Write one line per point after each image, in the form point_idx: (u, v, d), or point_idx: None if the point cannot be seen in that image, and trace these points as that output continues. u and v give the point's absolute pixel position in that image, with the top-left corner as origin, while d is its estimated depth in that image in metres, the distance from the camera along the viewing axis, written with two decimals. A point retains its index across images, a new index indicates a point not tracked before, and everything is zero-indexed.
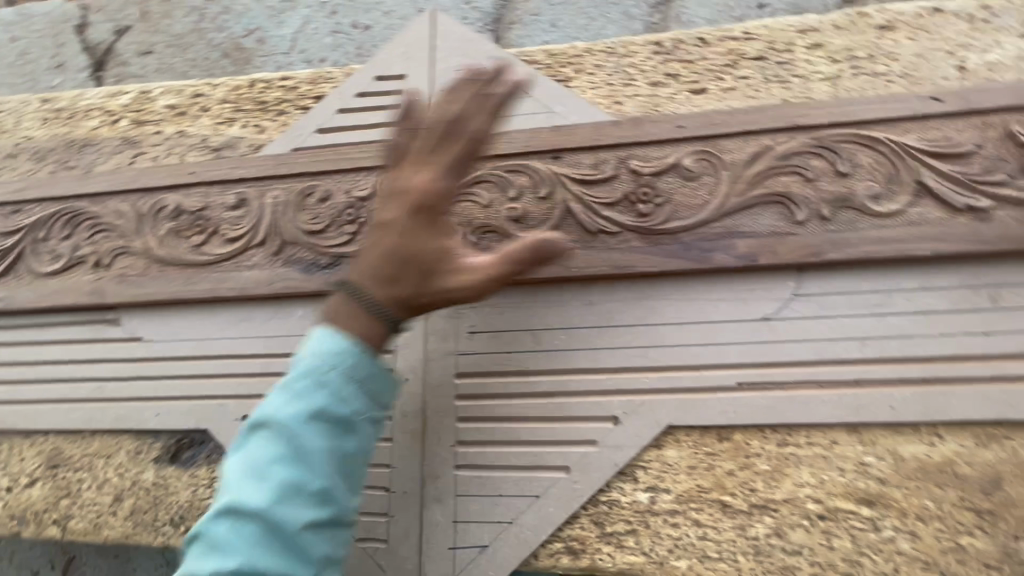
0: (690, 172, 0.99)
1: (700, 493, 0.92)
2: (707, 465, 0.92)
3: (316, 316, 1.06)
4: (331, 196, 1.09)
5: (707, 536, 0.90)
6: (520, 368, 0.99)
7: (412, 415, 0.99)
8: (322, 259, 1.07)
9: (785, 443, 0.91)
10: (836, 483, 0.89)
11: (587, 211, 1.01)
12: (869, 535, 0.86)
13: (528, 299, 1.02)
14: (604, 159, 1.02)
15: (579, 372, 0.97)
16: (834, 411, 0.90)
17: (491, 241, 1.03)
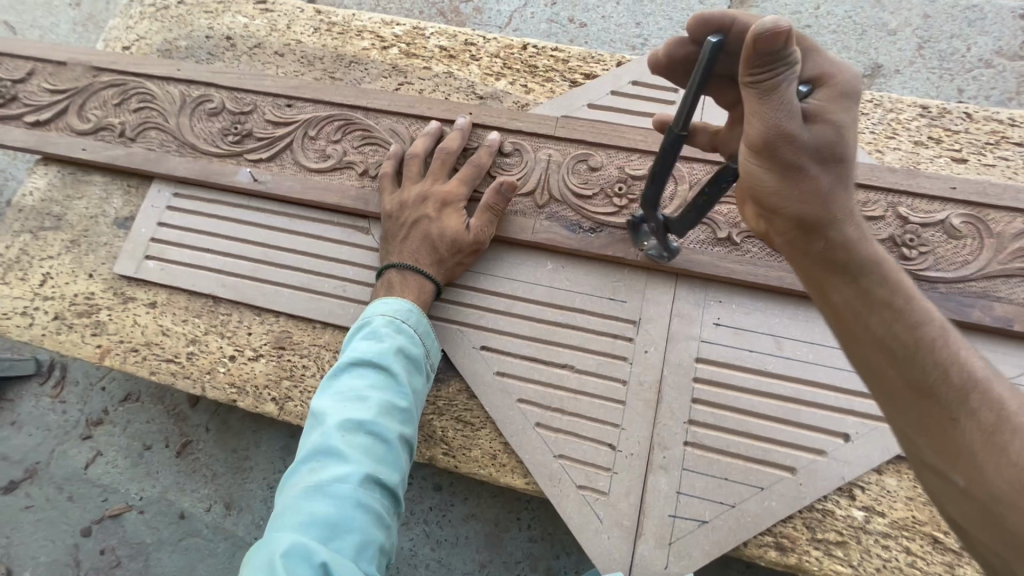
0: (956, 231, 1.06)
1: (915, 525, 0.97)
2: (925, 500, 0.98)
3: (567, 272, 1.13)
4: (604, 167, 1.16)
5: (915, 565, 0.96)
6: (760, 367, 1.04)
7: (648, 385, 1.05)
8: (585, 223, 1.14)
9: None
10: None
11: None
12: None
13: (776, 306, 1.07)
14: (874, 200, 1.10)
15: (818, 385, 1.02)
16: None
17: (753, 245, 1.09)
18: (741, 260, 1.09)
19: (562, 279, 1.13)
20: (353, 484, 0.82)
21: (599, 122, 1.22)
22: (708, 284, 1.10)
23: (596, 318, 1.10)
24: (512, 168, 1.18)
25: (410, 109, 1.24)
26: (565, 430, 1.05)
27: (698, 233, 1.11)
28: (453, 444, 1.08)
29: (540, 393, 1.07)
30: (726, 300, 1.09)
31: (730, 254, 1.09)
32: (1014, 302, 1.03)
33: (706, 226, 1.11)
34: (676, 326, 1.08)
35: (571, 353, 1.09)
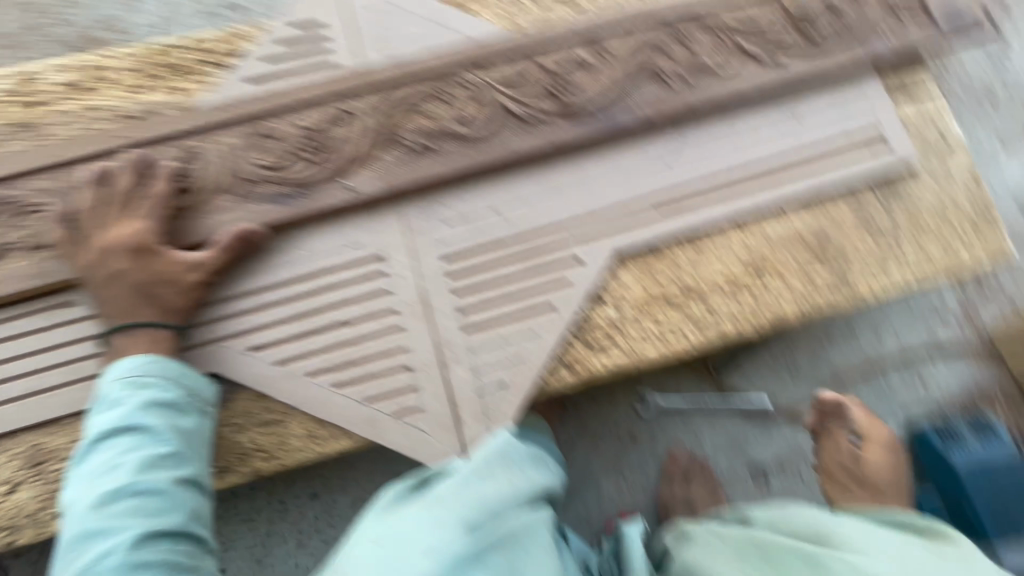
0: (589, 64, 1.25)
1: (652, 298, 1.21)
2: (652, 277, 1.21)
3: (297, 244, 1.15)
4: (283, 132, 1.17)
5: (663, 326, 1.20)
6: (494, 242, 1.18)
7: (414, 301, 1.14)
8: (290, 189, 1.15)
9: (698, 247, 1.23)
10: (735, 265, 1.23)
11: (521, 108, 1.22)
12: (762, 292, 1.23)
13: (485, 186, 1.20)
14: (523, 66, 1.24)
15: (542, 232, 1.19)
16: (725, 215, 1.23)
17: (446, 143, 1.20)
18: (441, 161, 1.19)
19: (297, 252, 1.14)
20: (124, 549, 0.81)
21: (262, 91, 1.20)
22: (425, 195, 1.19)
23: (344, 271, 1.15)
24: (192, 172, 1.14)
25: (51, 160, 1.12)
26: (363, 378, 1.10)
27: (396, 154, 1.19)
28: (270, 447, 1.08)
29: (326, 359, 1.11)
30: (445, 201, 1.19)
31: (430, 160, 1.19)
32: (647, 101, 1.25)
33: (401, 145, 1.19)
34: (415, 242, 1.17)
35: (337, 312, 1.13)
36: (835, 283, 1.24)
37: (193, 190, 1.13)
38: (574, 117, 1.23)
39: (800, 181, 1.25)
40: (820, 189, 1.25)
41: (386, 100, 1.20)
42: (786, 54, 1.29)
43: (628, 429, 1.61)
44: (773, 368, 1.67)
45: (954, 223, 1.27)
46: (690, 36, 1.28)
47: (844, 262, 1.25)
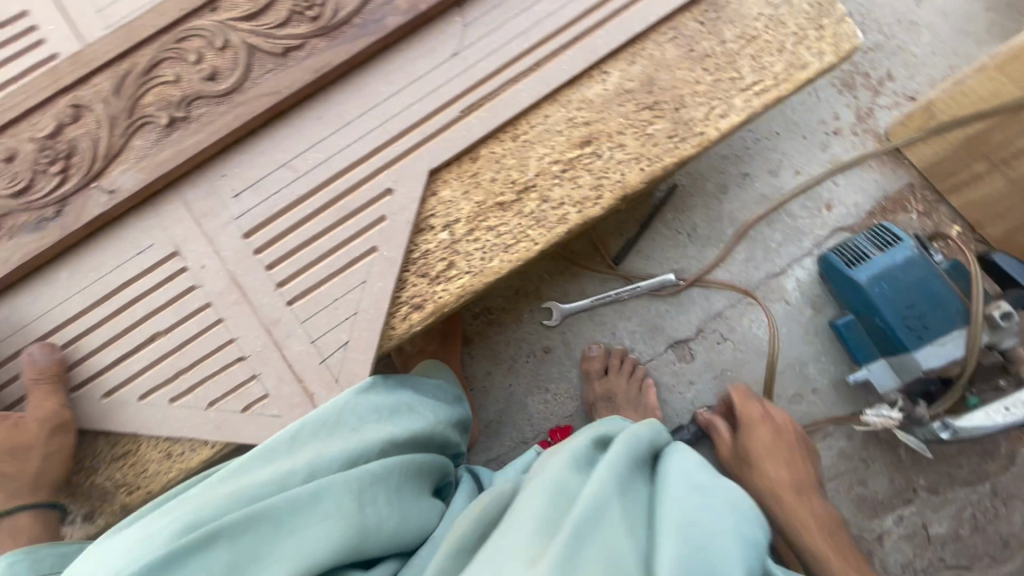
0: None
1: (482, 207, 1.10)
2: (476, 183, 1.11)
3: (80, 267, 1.04)
4: (18, 151, 1.03)
5: (502, 232, 1.09)
6: (290, 202, 1.06)
7: (226, 289, 1.05)
8: (46, 211, 1.03)
9: (516, 136, 1.12)
10: (562, 142, 1.12)
11: (267, 39, 1.07)
12: (598, 163, 1.11)
13: (263, 142, 1.08)
14: None
15: (339, 173, 1.07)
16: (533, 92, 1.10)
17: (200, 107, 1.06)
18: (202, 129, 1.05)
19: (85, 274, 1.04)
20: None
21: None
22: (202, 172, 1.07)
23: (140, 279, 1.04)
24: None
25: None
26: (197, 384, 1.04)
27: (152, 136, 1.05)
28: (131, 478, 1.04)
29: (153, 376, 1.04)
30: (225, 173, 1.07)
31: (189, 132, 1.05)
32: None
33: (155, 123, 1.05)
34: (206, 226, 1.05)
35: (148, 325, 1.04)
36: (675, 127, 1.11)
37: None
38: (336, 34, 1.07)
39: (604, 29, 1.11)
40: (629, 31, 1.11)
41: (120, 79, 1.05)
42: None
43: (539, 342, 1.58)
44: (669, 235, 1.61)
45: (789, 24, 1.13)
46: None
47: (677, 103, 1.12)
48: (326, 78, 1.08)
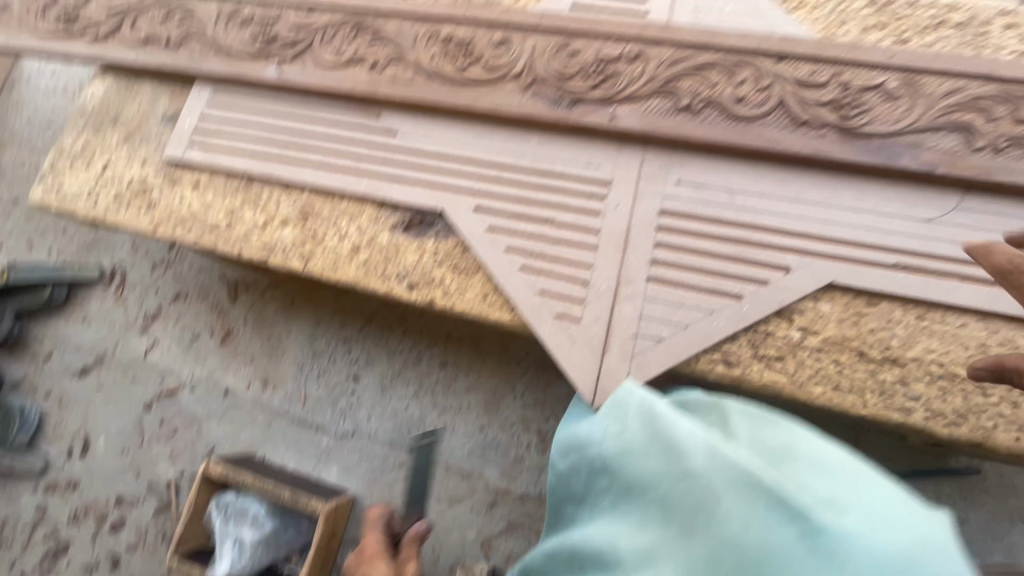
0: (632, 56, 1.29)
1: (707, 219, 1.20)
2: (702, 201, 1.21)
3: (327, 233, 1.32)
4: (308, 147, 1.36)
5: (724, 244, 1.18)
6: (543, 169, 1.27)
7: (470, 266, 1.25)
8: (315, 187, 1.34)
9: (744, 163, 1.22)
10: (812, 171, 1.19)
11: (560, 88, 1.29)
12: (864, 196, 1.16)
13: (521, 150, 1.29)
14: (565, 57, 1.32)
15: (583, 183, 1.26)
16: (775, 130, 1.21)
17: (482, 127, 1.32)
18: (489, 101, 1.31)
19: (333, 237, 1.31)
20: None
21: (277, 115, 1.40)
22: (479, 132, 1.32)
23: (427, 207, 1.29)
24: (215, 191, 1.38)
25: (107, 204, 1.41)
26: (470, 294, 1.23)
27: (455, 98, 1.32)
28: None
29: (433, 278, 1.26)
30: (496, 135, 1.31)
31: (478, 101, 1.31)
32: (673, 62, 1.28)
33: (459, 89, 1.32)
34: (459, 213, 1.27)
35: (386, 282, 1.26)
36: (995, 170, 1.12)
37: (220, 202, 1.37)
38: (594, 44, 1.31)
39: (897, 87, 1.19)
40: (949, 89, 1.17)
41: (433, 60, 1.35)
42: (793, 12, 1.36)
43: None
44: None
45: None
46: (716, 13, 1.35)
47: (1002, 149, 1.13)
48: (581, 75, 1.30)
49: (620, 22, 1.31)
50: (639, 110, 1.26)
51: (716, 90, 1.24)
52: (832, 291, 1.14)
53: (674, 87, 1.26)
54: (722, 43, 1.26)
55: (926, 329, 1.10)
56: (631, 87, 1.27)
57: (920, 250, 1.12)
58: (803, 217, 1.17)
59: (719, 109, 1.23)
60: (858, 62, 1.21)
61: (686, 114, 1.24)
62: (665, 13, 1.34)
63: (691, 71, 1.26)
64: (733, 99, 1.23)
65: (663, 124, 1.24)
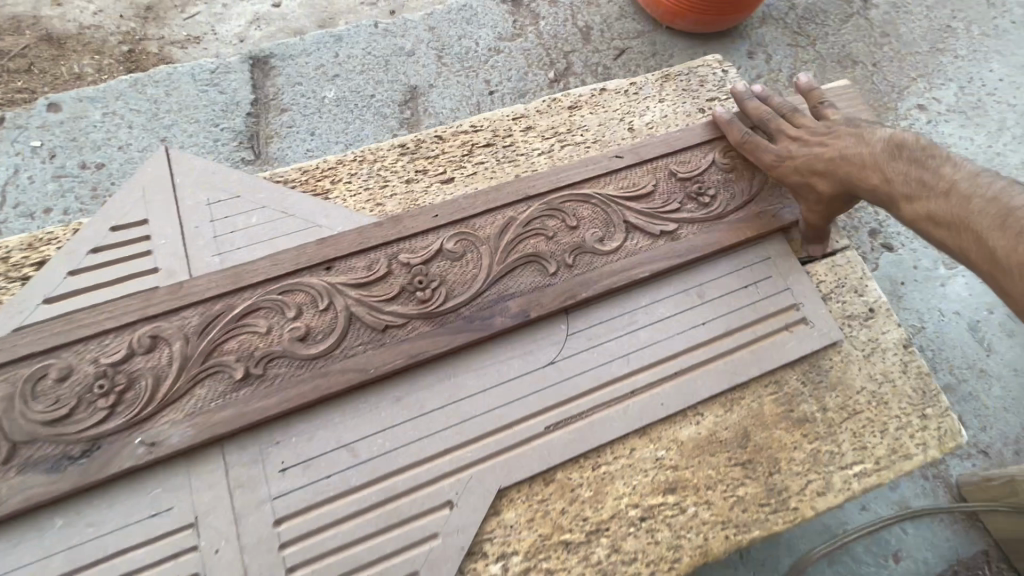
0: (144, 346, 0.96)
1: (336, 500, 0.93)
2: (322, 480, 0.94)
3: None
4: None
5: (370, 518, 0.93)
6: (89, 561, 0.87)
7: None
8: None
9: (348, 405, 0.99)
10: (421, 376, 1.02)
11: (63, 437, 0.91)
12: (482, 374, 1.03)
13: (44, 554, 0.87)
14: (53, 391, 0.93)
15: (156, 547, 0.89)
16: (360, 353, 1.00)
17: None
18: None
19: None
20: None
21: None
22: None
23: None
24: None
25: None
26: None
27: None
28: None
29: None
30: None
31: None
32: (204, 328, 0.99)
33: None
34: None
35: None
36: (575, 287, 1.09)
37: None
38: (85, 352, 0.95)
39: (455, 246, 1.09)
40: (500, 226, 1.12)
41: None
42: (334, 191, 1.19)
43: None
44: None
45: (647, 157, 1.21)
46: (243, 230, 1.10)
47: (569, 263, 1.11)
48: (84, 404, 0.93)
49: (108, 309, 0.97)
50: (186, 412, 0.94)
51: (270, 338, 1.00)
52: (506, 493, 0.98)
53: (217, 360, 0.97)
54: (251, 279, 1.02)
55: (606, 477, 1.01)
56: (161, 388, 0.95)
57: (557, 401, 1.02)
58: (437, 434, 0.99)
59: (285, 360, 0.99)
60: (405, 236, 1.09)
61: (247, 387, 0.96)
62: (186, 266, 1.05)
63: (230, 328, 0.99)
64: (295, 339, 1.00)
65: (225, 414, 0.94)
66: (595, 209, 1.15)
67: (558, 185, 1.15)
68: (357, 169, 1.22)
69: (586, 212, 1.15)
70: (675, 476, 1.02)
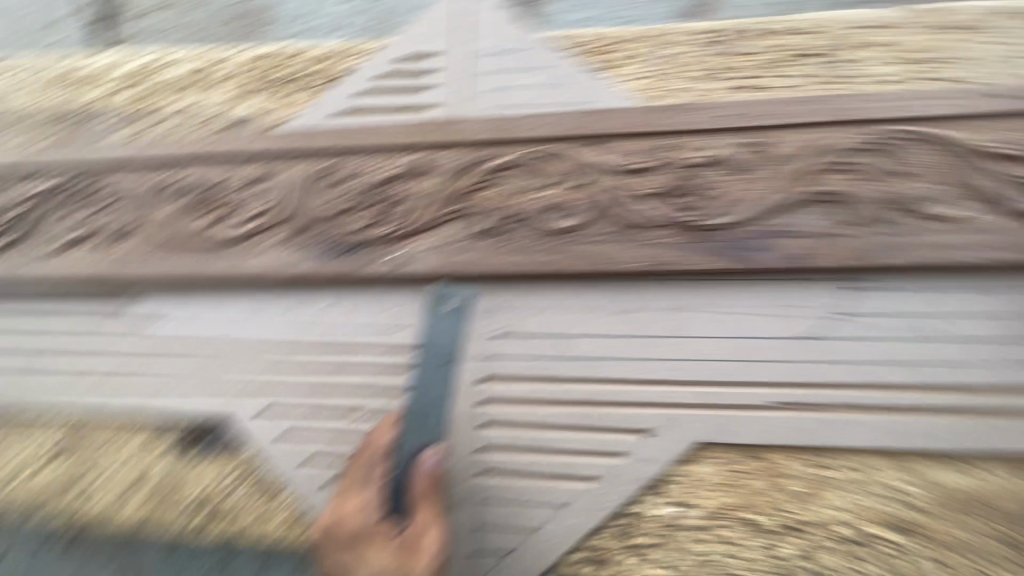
0: (410, 170, 0.98)
1: (541, 386, 0.93)
2: (533, 363, 0.94)
3: (102, 465, 1.04)
4: (47, 358, 1.06)
5: (569, 415, 0.92)
6: (331, 345, 0.99)
7: (277, 482, 1.01)
8: (71, 409, 1.05)
9: (577, 300, 0.94)
10: (658, 296, 0.92)
11: (332, 232, 0.98)
12: (727, 316, 0.91)
13: (300, 322, 0.99)
14: (331, 188, 0.99)
15: (382, 356, 0.98)
16: (605, 251, 0.92)
17: (250, 300, 1.01)
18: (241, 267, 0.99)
19: (103, 469, 1.04)
20: None
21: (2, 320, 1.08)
22: (242, 306, 1.01)
23: (201, 418, 1.02)
24: None
25: None
26: (276, 520, 1.01)
27: (198, 269, 1.00)
28: None
29: (230, 508, 1.02)
30: (265, 309, 1.00)
31: (228, 270, 1.00)
32: (464, 170, 0.97)
33: (203, 256, 1.01)
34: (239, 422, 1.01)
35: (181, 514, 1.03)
36: (884, 247, 0.86)
37: None
38: (359, 161, 0.99)
39: (747, 160, 0.91)
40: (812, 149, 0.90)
41: (162, 223, 1.03)
42: (620, 56, 1.03)
43: None
44: None
45: None
46: (522, 76, 1.00)
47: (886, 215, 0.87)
48: (353, 208, 0.98)
49: (389, 127, 0.99)
50: (432, 245, 0.96)
51: (521, 198, 0.95)
52: (706, 448, 0.91)
53: (468, 204, 0.96)
54: (520, 132, 0.96)
55: (824, 479, 0.88)
56: (416, 214, 0.97)
57: (800, 379, 0.88)
58: (657, 362, 0.91)
59: (530, 224, 0.94)
60: (688, 129, 0.93)
61: (490, 239, 0.95)
62: (461, 103, 0.98)
63: (485, 177, 0.96)
64: (544, 207, 0.94)
65: (465, 259, 0.94)
66: (940, 157, 0.87)
67: (910, 114, 0.88)
68: (653, 38, 1.04)
69: (926, 157, 0.87)
70: (917, 517, 0.85)
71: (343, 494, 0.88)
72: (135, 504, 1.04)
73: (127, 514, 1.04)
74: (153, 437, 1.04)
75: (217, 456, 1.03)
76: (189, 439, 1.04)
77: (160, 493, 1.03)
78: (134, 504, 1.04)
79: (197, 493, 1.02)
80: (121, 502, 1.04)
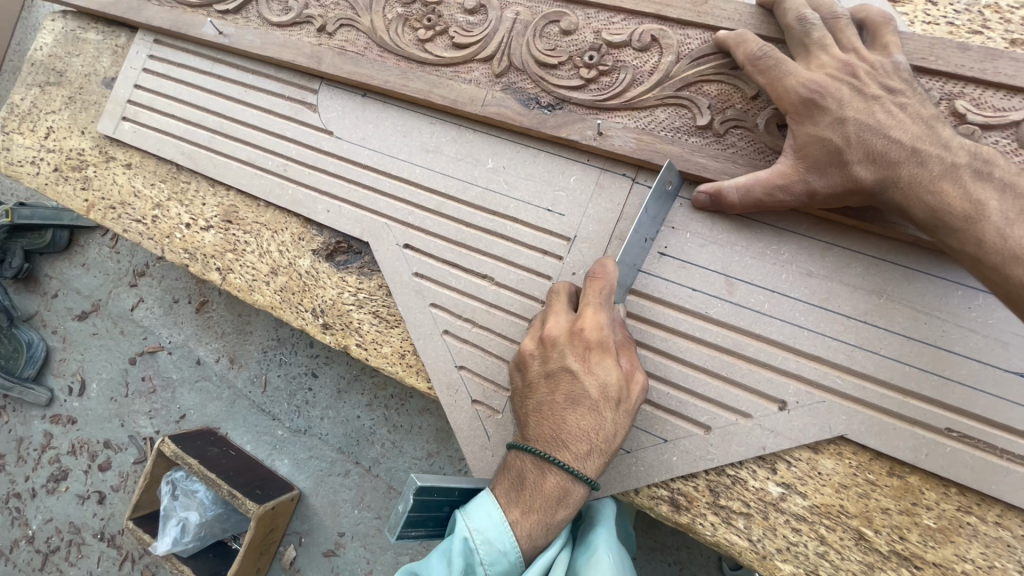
0: (640, 42, 0.94)
1: (689, 314, 0.88)
2: (687, 291, 0.88)
3: (254, 247, 1.14)
4: (249, 129, 1.17)
5: (706, 352, 0.87)
6: (492, 207, 0.99)
7: (394, 316, 1.04)
8: (250, 183, 1.16)
9: (760, 245, 0.86)
10: (853, 269, 0.82)
11: (542, 83, 0.99)
12: (926, 314, 0.79)
13: (479, 163, 1.01)
14: (557, 41, 1.00)
15: (535, 231, 0.97)
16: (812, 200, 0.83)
17: (441, 124, 1.05)
18: (446, 90, 1.03)
19: (256, 248, 1.14)
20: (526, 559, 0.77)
21: (223, 87, 1.21)
22: (427, 140, 1.05)
23: (352, 234, 1.08)
24: (156, 174, 1.24)
25: (52, 167, 1.31)
26: (386, 348, 1.03)
27: (407, 78, 1.06)
28: None
29: (350, 321, 1.06)
30: (455, 143, 1.03)
31: (434, 88, 1.04)
32: (698, 55, 0.90)
33: (414, 69, 1.07)
34: (380, 248, 1.06)
35: (297, 314, 1.09)
36: None
37: (156, 184, 1.23)
38: (595, 21, 0.98)
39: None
40: None
41: (389, 28, 1.10)
42: None
43: None
44: None
45: None
46: None
47: None
48: (571, 64, 0.98)
49: None
50: (637, 126, 0.93)
51: (751, 105, 0.87)
52: (841, 444, 0.83)
53: (691, 95, 0.90)
54: (772, 32, 0.87)
55: (966, 527, 0.77)
56: (632, 89, 0.94)
57: (988, 416, 0.76)
58: (823, 336, 0.82)
59: (749, 135, 0.87)
60: (987, 82, 0.79)
61: (699, 137, 0.89)
62: None
63: (722, 71, 0.88)
64: (776, 121, 0.85)
65: (666, 149, 0.90)
66: None
67: None
68: None
69: None
70: None
71: (587, 302, 0.81)
72: (268, 290, 1.12)
73: (257, 295, 1.12)
74: (304, 236, 1.12)
75: (349, 272, 1.08)
76: (330, 250, 1.10)
77: (305, 284, 1.09)
78: (267, 289, 1.12)
79: (322, 299, 1.08)
80: (262, 282, 1.12)
